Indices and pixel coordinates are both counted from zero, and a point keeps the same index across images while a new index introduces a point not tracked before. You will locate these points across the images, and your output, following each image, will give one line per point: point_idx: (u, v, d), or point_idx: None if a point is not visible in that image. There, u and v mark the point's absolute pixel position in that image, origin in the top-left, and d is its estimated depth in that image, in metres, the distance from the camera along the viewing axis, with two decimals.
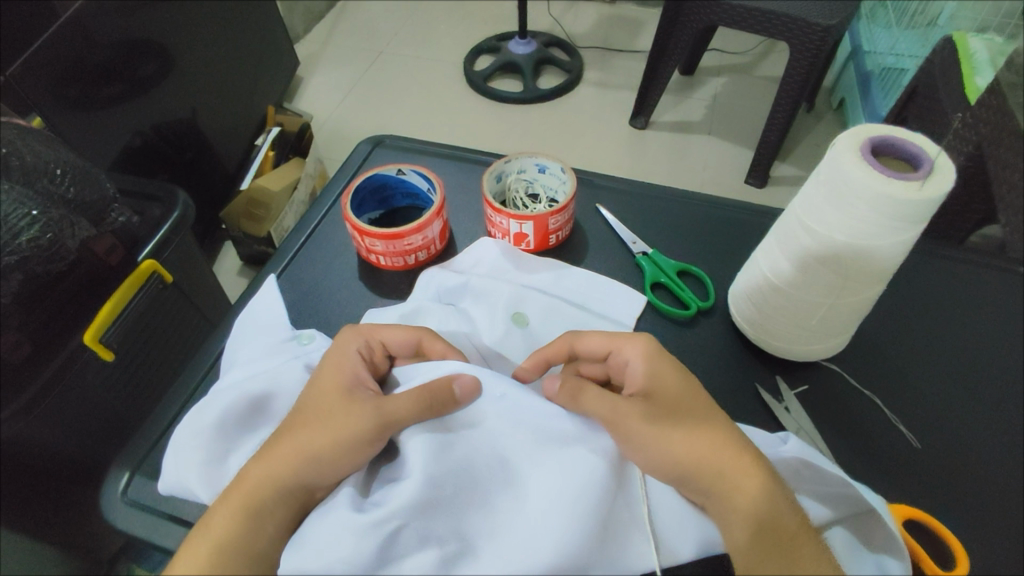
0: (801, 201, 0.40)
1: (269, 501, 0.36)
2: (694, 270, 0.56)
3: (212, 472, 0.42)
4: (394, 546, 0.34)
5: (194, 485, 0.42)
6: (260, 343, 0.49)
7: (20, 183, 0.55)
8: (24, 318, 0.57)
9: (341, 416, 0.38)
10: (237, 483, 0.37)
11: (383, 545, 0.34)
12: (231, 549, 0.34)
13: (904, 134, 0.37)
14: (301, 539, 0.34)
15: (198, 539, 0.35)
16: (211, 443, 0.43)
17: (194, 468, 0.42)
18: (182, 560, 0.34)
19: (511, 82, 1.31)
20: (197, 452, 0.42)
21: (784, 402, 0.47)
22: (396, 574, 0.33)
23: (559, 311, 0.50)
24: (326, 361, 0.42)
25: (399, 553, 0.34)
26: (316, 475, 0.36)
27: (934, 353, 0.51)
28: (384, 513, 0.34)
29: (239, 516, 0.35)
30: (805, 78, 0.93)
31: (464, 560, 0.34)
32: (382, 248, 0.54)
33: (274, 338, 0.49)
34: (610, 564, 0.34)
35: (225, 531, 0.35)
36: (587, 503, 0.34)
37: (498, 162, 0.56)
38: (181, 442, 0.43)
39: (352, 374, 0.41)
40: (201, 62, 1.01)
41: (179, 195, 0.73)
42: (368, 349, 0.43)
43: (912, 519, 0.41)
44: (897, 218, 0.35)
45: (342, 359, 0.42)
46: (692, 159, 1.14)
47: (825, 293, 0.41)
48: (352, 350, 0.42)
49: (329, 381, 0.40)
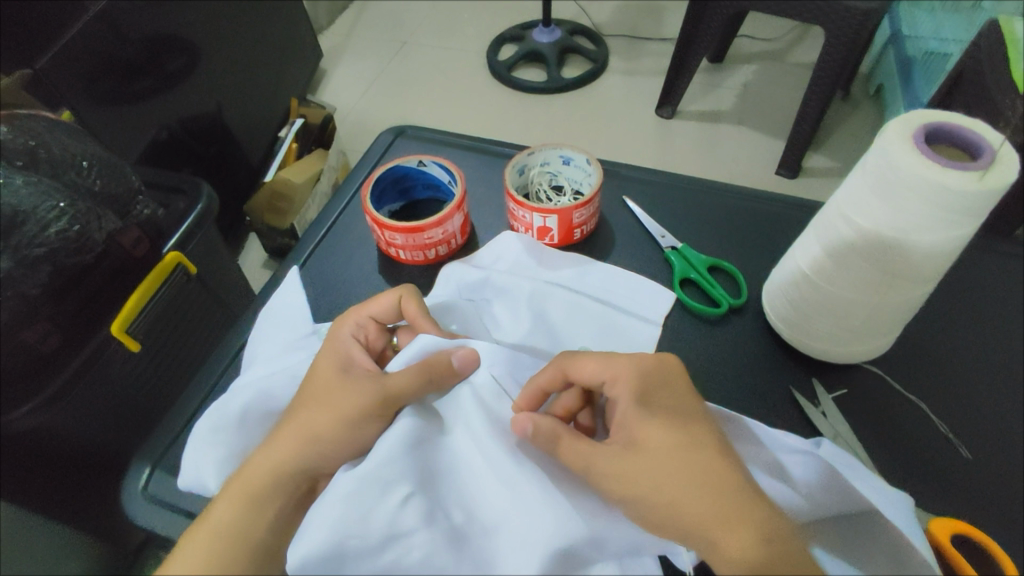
0: (845, 192, 0.38)
1: (268, 490, 0.37)
2: (725, 266, 0.54)
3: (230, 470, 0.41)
4: (400, 521, 0.34)
5: (212, 483, 0.41)
6: (281, 338, 0.48)
7: (47, 176, 0.57)
8: (53, 310, 0.58)
9: (340, 399, 0.39)
10: (240, 473, 0.38)
11: (391, 519, 0.34)
12: (232, 538, 0.36)
13: (963, 122, 0.35)
14: (306, 526, 0.34)
15: (200, 529, 0.36)
16: (231, 439, 0.42)
17: (213, 465, 0.41)
18: (183, 550, 0.35)
19: (535, 72, 1.29)
20: (215, 449, 0.42)
21: (820, 406, 0.45)
22: (407, 547, 0.33)
23: (583, 309, 0.48)
24: (323, 347, 0.43)
25: (407, 526, 0.34)
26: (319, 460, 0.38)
27: (981, 360, 0.48)
28: (386, 485, 0.35)
29: (241, 507, 0.36)
30: (841, 65, 0.89)
31: (468, 530, 0.35)
32: (402, 242, 0.53)
33: (295, 334, 0.48)
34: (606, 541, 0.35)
35: (225, 520, 0.36)
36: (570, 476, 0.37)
37: (522, 154, 0.55)
38: (200, 438, 0.42)
39: (346, 355, 0.42)
40: (226, 53, 1.01)
41: (203, 187, 0.71)
42: (361, 329, 0.44)
43: (959, 534, 0.38)
44: (954, 211, 0.33)
45: (333, 343, 0.43)
46: (720, 150, 1.10)
47: (869, 292, 0.39)
48: (346, 333, 0.43)
49: (325, 363, 0.42)
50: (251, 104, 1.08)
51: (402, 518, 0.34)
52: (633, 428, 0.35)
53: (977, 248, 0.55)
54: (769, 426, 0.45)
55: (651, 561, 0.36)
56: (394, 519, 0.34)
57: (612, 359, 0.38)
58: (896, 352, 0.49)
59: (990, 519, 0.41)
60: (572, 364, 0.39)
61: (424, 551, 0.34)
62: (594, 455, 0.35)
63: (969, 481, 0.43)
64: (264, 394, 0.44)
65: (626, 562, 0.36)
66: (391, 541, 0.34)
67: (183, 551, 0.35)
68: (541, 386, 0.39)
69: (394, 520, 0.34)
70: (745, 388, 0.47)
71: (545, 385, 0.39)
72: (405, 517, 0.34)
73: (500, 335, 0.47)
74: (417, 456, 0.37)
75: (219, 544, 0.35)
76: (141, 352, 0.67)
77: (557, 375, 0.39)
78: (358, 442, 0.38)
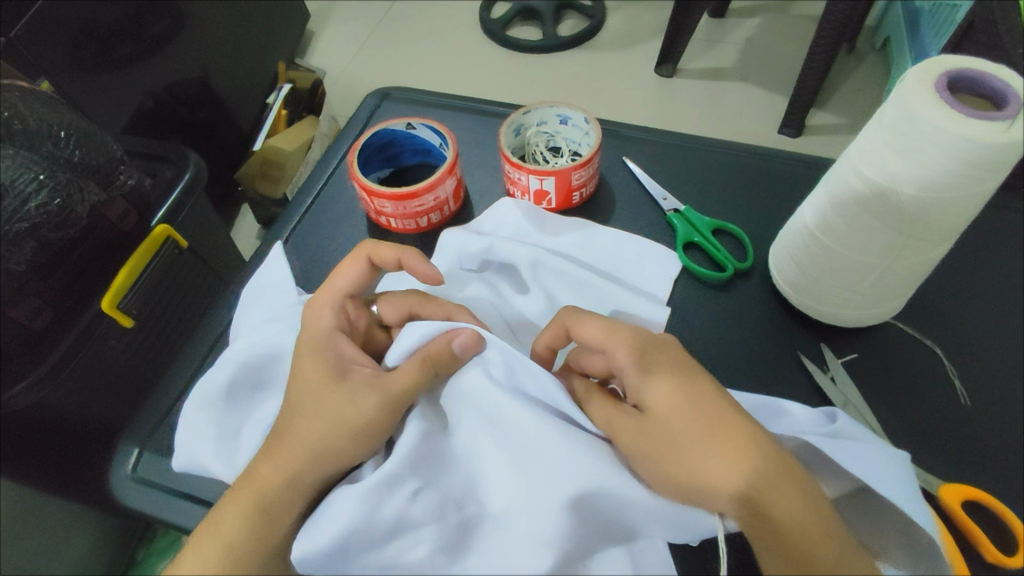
0: (858, 147, 0.36)
1: (278, 496, 0.36)
2: (729, 228, 0.52)
3: (224, 448, 0.41)
4: (406, 517, 0.35)
5: (208, 460, 0.40)
6: (265, 311, 0.46)
7: (23, 148, 0.53)
8: (40, 285, 0.56)
9: (335, 395, 0.37)
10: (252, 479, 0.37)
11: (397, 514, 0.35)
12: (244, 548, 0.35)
13: (986, 67, 0.32)
14: (322, 512, 0.35)
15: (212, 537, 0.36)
16: (225, 416, 0.41)
17: (209, 445, 0.41)
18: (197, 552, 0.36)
19: (530, 30, 1.23)
20: (211, 429, 0.41)
21: (829, 372, 0.44)
22: (409, 542, 0.35)
23: (589, 279, 0.47)
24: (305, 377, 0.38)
25: (413, 522, 0.35)
26: (322, 461, 0.36)
27: (993, 322, 0.47)
28: (396, 479, 0.35)
29: (250, 516, 0.36)
30: (848, 14, 0.85)
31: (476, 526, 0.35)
32: (392, 210, 0.51)
33: (277, 305, 0.46)
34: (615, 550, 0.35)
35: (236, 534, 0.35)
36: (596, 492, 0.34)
37: (516, 113, 0.52)
38: (191, 420, 0.42)
39: (338, 357, 0.38)
40: (213, 16, 0.96)
41: (191, 155, 0.68)
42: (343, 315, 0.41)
43: (974, 500, 0.38)
44: (976, 165, 0.31)
45: (319, 339, 0.39)
46: (723, 109, 1.07)
47: (883, 254, 0.37)
48: (328, 325, 0.40)
49: (316, 394, 0.37)
50: (240, 69, 1.04)
51: (412, 512, 0.35)
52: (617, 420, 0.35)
53: (992, 205, 0.53)
54: (777, 392, 0.44)
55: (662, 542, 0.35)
56: (404, 513, 0.35)
57: (615, 330, 0.36)
58: (905, 313, 0.48)
59: (997, 482, 0.41)
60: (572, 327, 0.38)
61: (430, 546, 0.34)
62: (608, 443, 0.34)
63: (981, 444, 0.42)
64: (253, 365, 0.42)
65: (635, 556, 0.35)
66: (400, 533, 0.35)
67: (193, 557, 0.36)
68: (547, 343, 0.40)
69: (394, 523, 0.35)
70: (750, 355, 0.46)
71: (550, 343, 0.40)
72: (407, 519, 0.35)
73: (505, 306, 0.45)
74: (415, 458, 0.35)
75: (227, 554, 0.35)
76: (135, 326, 0.64)
77: (559, 332, 0.39)
78: (357, 431, 0.36)
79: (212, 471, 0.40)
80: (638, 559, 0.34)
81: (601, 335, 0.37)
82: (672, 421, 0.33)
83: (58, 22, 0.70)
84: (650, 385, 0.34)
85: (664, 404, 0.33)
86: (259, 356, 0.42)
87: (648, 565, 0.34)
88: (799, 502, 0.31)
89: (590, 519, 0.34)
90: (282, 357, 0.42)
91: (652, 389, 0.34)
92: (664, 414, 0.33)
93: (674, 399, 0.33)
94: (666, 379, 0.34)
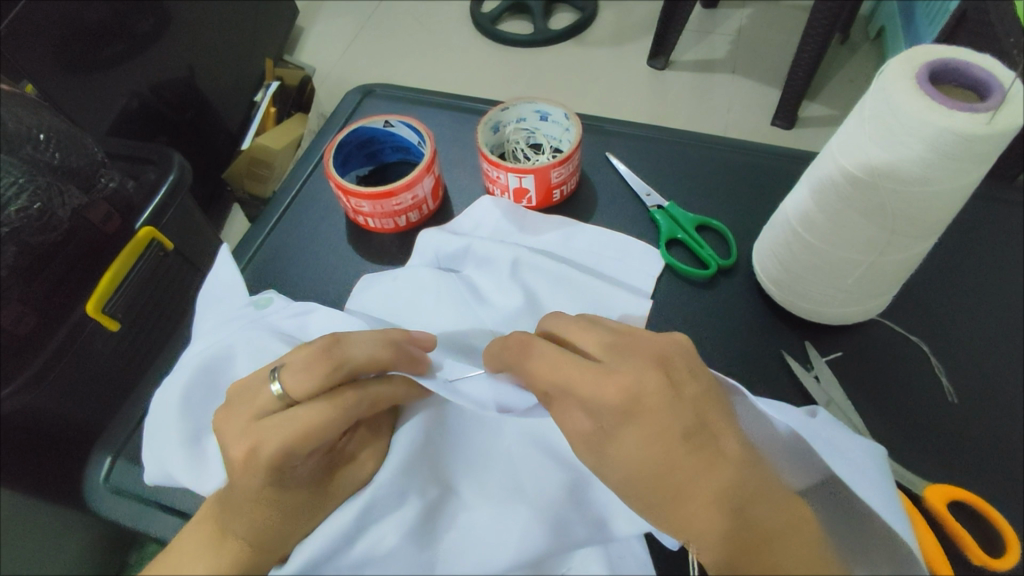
0: (840, 140, 0.35)
1: None
2: (713, 224, 0.51)
3: (190, 452, 0.40)
4: (372, 513, 0.34)
5: (173, 468, 0.39)
6: (221, 314, 0.45)
7: (2, 151, 0.51)
8: (25, 291, 0.55)
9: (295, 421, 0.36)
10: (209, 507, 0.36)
11: (363, 511, 0.34)
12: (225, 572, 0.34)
13: (970, 57, 0.31)
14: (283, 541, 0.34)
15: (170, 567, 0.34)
16: (185, 419, 0.40)
17: (174, 450, 0.40)
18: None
19: (520, 24, 1.22)
20: (174, 434, 0.40)
21: (812, 369, 0.44)
22: (376, 537, 0.34)
23: (569, 278, 0.46)
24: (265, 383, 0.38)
25: (380, 517, 0.34)
26: None
27: (983, 317, 0.46)
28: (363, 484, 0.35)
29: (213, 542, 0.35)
30: (841, 5, 0.83)
31: (444, 511, 0.36)
32: (369, 210, 0.50)
33: (233, 306, 0.45)
34: (587, 530, 0.35)
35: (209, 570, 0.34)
36: (554, 471, 0.37)
37: (495, 110, 0.51)
38: (156, 426, 0.41)
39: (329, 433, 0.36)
40: (198, 13, 0.94)
41: (175, 157, 0.66)
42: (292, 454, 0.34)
43: (958, 500, 0.37)
44: (959, 158, 0.30)
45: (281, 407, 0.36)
46: (715, 101, 1.06)
47: (866, 250, 0.36)
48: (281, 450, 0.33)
49: None
50: (227, 67, 1.02)
51: (378, 508, 0.35)
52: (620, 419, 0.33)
53: (983, 197, 0.52)
54: (760, 392, 0.44)
55: (638, 542, 0.36)
56: (370, 509, 0.34)
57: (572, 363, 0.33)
58: (892, 309, 0.47)
59: (984, 480, 0.40)
60: (522, 363, 0.34)
61: (398, 537, 0.34)
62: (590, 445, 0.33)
63: (970, 442, 0.41)
64: (208, 368, 0.41)
65: (610, 549, 0.35)
66: (367, 530, 0.34)
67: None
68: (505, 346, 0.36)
69: (366, 522, 0.34)
70: (734, 354, 0.45)
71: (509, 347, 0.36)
72: (379, 521, 0.34)
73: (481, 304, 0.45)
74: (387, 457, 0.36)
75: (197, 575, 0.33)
76: (121, 330, 0.63)
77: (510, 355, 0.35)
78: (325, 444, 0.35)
79: (180, 477, 0.39)
80: (615, 561, 0.35)
81: (569, 374, 0.32)
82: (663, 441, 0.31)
83: (38, 22, 0.69)
84: (615, 435, 0.31)
85: (639, 458, 0.30)
86: (213, 358, 0.41)
87: (625, 566, 0.35)
88: None
89: (554, 496, 0.36)
90: (235, 358, 0.42)
91: (619, 443, 0.31)
92: (633, 465, 0.31)
93: (643, 452, 0.30)
94: (638, 431, 0.31)
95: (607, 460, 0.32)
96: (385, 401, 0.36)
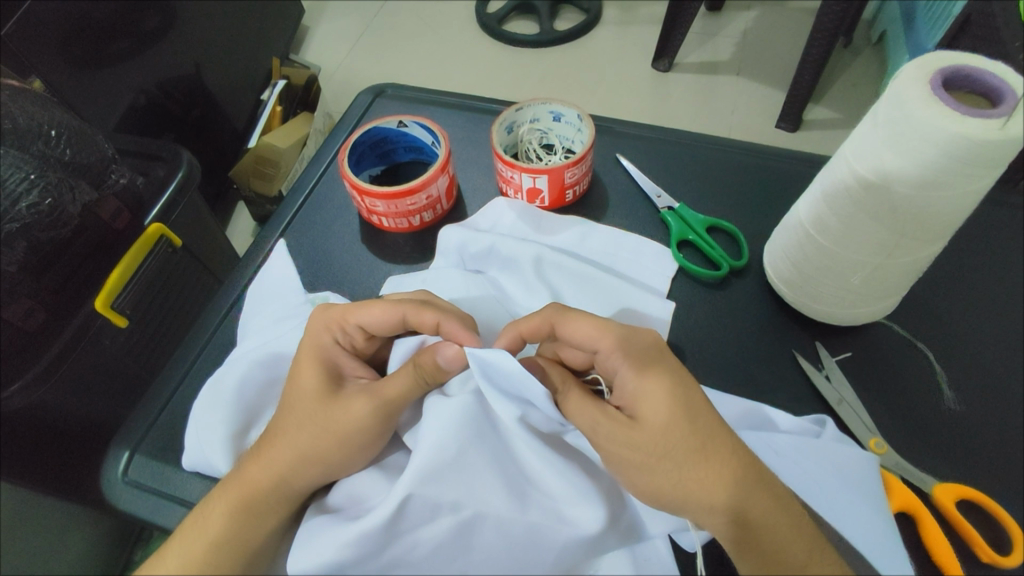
0: (854, 145, 0.35)
1: (268, 501, 0.37)
2: (724, 225, 0.52)
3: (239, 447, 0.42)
4: (402, 519, 0.35)
5: (216, 459, 0.41)
6: (266, 315, 0.48)
7: (14, 147, 0.53)
8: (35, 284, 0.55)
9: (331, 351, 0.41)
10: (238, 476, 0.38)
11: (392, 518, 0.35)
12: (231, 549, 0.35)
13: (982, 63, 0.32)
14: (309, 538, 0.36)
15: (195, 528, 0.36)
16: (233, 414, 0.42)
17: (217, 443, 0.42)
18: (175, 544, 0.36)
19: (525, 24, 1.22)
20: (220, 427, 0.42)
21: (824, 370, 0.44)
22: (405, 541, 0.35)
23: (589, 279, 0.47)
24: (300, 353, 0.41)
25: (410, 524, 0.35)
26: (320, 476, 0.37)
27: (994, 320, 0.47)
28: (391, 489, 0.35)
29: (237, 516, 0.36)
30: (845, 10, 0.84)
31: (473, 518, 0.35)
32: (383, 209, 0.50)
33: (276, 310, 0.48)
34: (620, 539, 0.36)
35: (219, 530, 0.36)
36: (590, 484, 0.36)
37: (510, 110, 0.51)
38: (202, 415, 0.43)
39: (354, 398, 0.38)
40: (206, 11, 0.95)
41: (184, 154, 0.66)
42: (346, 337, 0.41)
43: (965, 498, 0.38)
44: (971, 162, 0.30)
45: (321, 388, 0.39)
46: (719, 103, 1.06)
47: (876, 252, 0.37)
48: (334, 411, 0.37)
49: (311, 390, 0.39)
50: (235, 65, 1.03)
51: (406, 518, 0.35)
52: (638, 400, 0.34)
53: (988, 202, 0.53)
54: (772, 391, 0.44)
55: (664, 545, 0.37)
56: (398, 518, 0.35)
57: (608, 326, 0.36)
58: (903, 312, 0.48)
59: (997, 481, 0.40)
60: (565, 322, 0.37)
61: (426, 545, 0.35)
62: (611, 417, 0.34)
63: (983, 443, 0.42)
64: (259, 365, 0.44)
65: (637, 551, 0.36)
66: (396, 537, 0.35)
67: (176, 548, 0.36)
68: (526, 333, 0.39)
69: (394, 528, 0.35)
70: (747, 354, 0.46)
71: (531, 333, 0.38)
72: (410, 531, 0.35)
73: (507, 303, 0.46)
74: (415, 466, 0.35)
75: (215, 546, 0.35)
76: (129, 326, 0.63)
77: (543, 324, 0.38)
78: (350, 422, 0.37)
79: (219, 465, 0.41)
80: (641, 563, 0.36)
81: (597, 335, 0.36)
82: (671, 427, 0.33)
83: (48, 20, 0.69)
84: (646, 387, 0.34)
85: (661, 414, 0.33)
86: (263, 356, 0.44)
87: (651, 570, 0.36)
88: (781, 523, 0.31)
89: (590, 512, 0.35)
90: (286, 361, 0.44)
91: (651, 392, 0.34)
92: (653, 426, 0.33)
93: (674, 406, 0.33)
94: (659, 383, 0.34)
95: (631, 422, 0.34)
96: (426, 316, 0.39)
